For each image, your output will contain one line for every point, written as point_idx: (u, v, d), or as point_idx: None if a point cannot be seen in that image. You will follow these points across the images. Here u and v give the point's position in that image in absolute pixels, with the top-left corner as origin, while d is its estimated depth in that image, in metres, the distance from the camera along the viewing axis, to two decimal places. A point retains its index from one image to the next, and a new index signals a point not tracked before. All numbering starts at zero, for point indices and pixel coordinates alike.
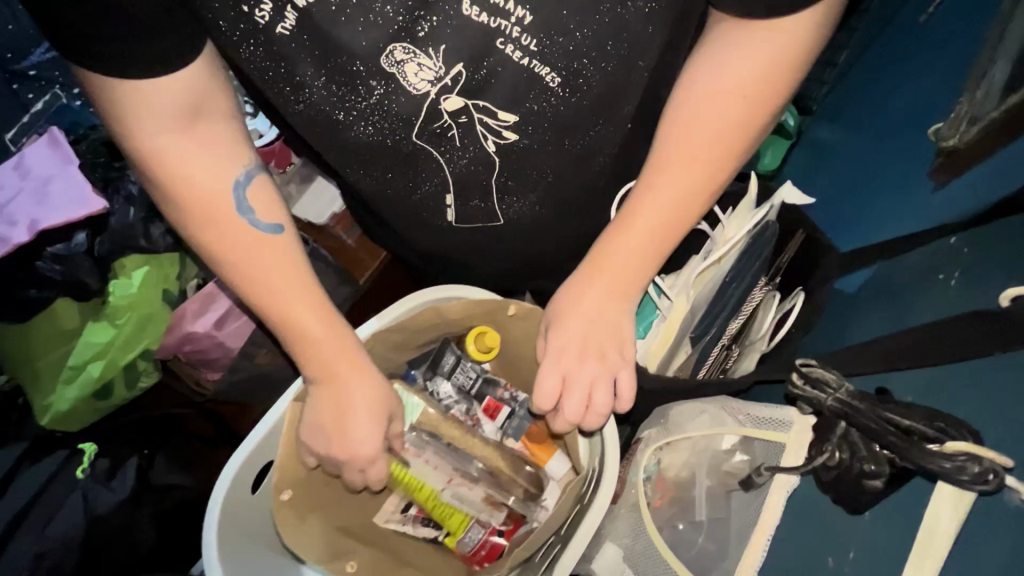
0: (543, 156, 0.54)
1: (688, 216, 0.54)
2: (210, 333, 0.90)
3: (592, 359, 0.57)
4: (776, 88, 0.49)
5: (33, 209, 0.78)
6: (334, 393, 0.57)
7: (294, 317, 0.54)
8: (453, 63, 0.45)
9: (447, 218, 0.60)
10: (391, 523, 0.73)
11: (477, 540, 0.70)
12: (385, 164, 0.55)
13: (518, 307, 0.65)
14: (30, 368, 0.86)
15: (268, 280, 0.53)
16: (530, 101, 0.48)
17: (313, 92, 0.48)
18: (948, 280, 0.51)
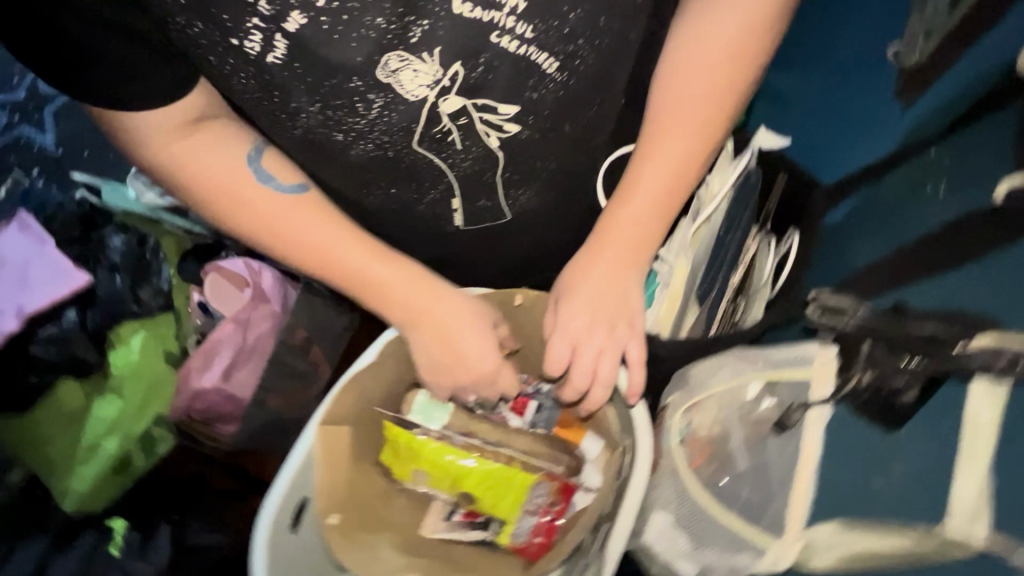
0: (545, 143, 0.56)
1: (688, 176, 0.55)
2: (219, 387, 0.89)
3: (603, 329, 0.58)
4: (753, 48, 0.51)
5: (16, 295, 0.80)
6: (419, 317, 0.59)
7: (362, 260, 0.57)
8: (450, 63, 0.45)
9: (454, 223, 0.64)
10: (438, 533, 0.72)
11: (530, 527, 0.71)
12: (389, 178, 0.57)
13: (526, 295, 0.68)
14: (42, 456, 0.85)
15: (322, 233, 0.55)
16: (529, 89, 0.49)
17: (308, 118, 0.50)
18: (936, 189, 0.53)
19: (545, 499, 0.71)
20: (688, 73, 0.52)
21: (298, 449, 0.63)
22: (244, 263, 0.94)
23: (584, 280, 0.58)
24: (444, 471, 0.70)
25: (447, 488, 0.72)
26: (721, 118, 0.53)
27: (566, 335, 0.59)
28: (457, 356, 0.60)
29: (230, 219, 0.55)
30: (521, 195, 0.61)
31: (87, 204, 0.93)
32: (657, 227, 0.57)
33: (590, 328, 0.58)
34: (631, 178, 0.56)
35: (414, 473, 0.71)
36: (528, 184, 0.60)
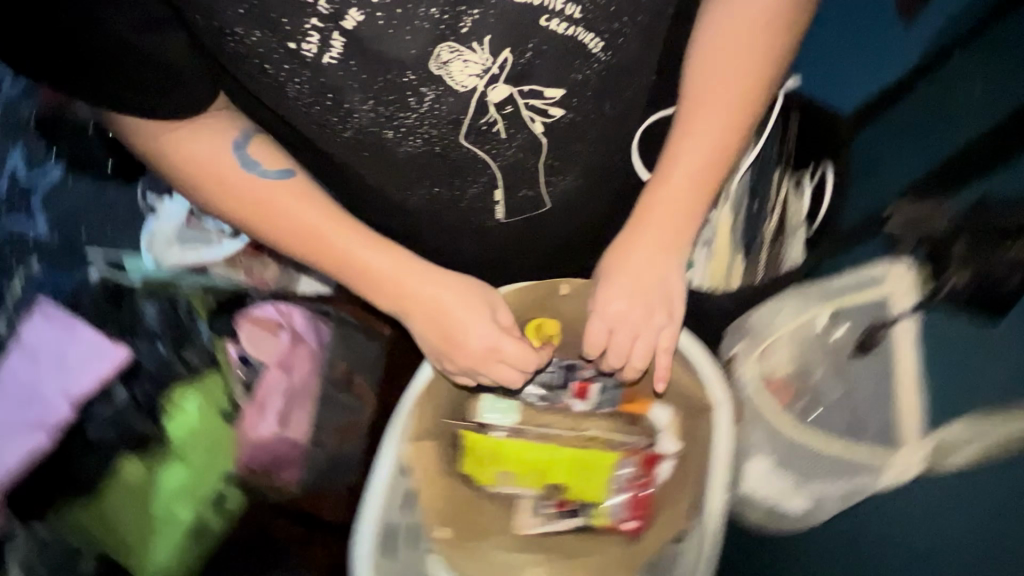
0: (589, 125, 0.63)
1: (721, 159, 0.60)
2: (279, 433, 0.90)
3: (639, 301, 0.63)
4: (768, 34, 0.56)
5: (63, 382, 0.83)
6: (408, 289, 0.66)
7: (347, 239, 0.64)
8: (500, 50, 0.51)
9: (497, 215, 0.73)
10: (534, 526, 0.72)
11: (623, 504, 0.71)
12: (432, 175, 0.65)
13: (570, 284, 0.72)
14: (115, 538, 0.84)
15: (310, 215, 0.63)
16: (575, 71, 0.55)
17: (360, 116, 0.56)
18: (972, 92, 0.70)
19: (632, 473, 0.72)
20: (713, 64, 0.57)
21: (381, 474, 0.67)
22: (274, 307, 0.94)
23: (628, 263, 0.63)
24: (525, 459, 0.71)
25: (532, 483, 0.72)
26: (749, 102, 0.58)
27: (610, 313, 0.64)
28: (454, 337, 0.66)
29: (222, 198, 0.63)
30: (560, 179, 0.70)
31: (109, 281, 0.93)
32: (693, 211, 0.61)
33: (635, 305, 0.63)
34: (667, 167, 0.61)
35: (499, 474, 0.72)
36: (566, 170, 0.69)
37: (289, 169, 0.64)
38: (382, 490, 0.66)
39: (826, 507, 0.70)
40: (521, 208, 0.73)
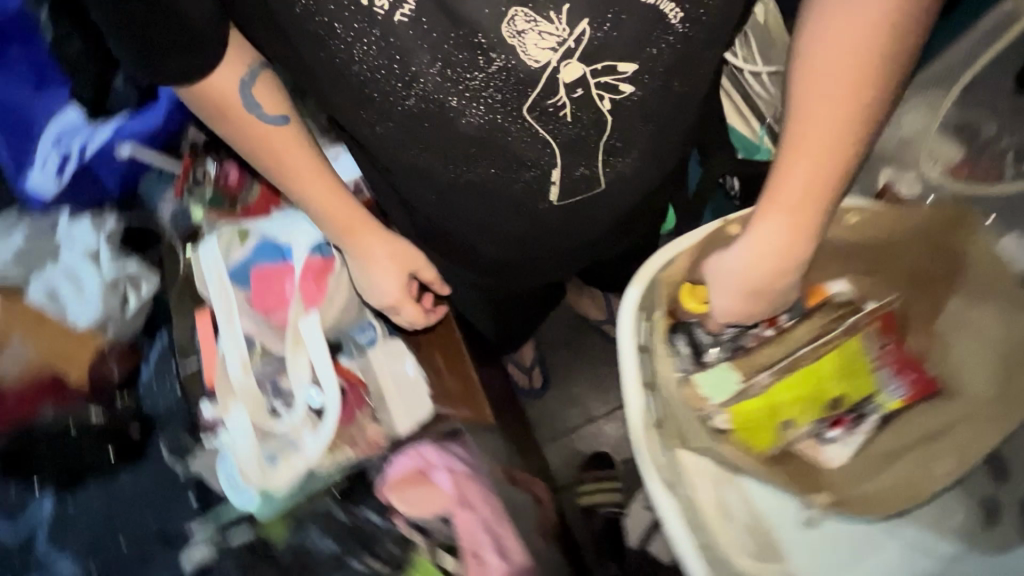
0: (652, 100, 0.71)
1: (828, 182, 0.61)
2: (506, 565, 0.83)
3: (757, 297, 0.67)
4: (873, 63, 0.56)
5: None
6: (352, 226, 0.82)
7: (306, 184, 0.78)
8: (577, 23, 0.60)
9: (550, 198, 0.79)
10: (840, 450, 0.79)
11: (898, 385, 0.80)
12: (488, 159, 0.73)
13: (739, 222, 0.70)
14: None
15: (289, 160, 0.76)
16: (649, 46, 0.64)
17: (427, 83, 0.65)
18: None
19: (877, 348, 0.79)
20: (817, 86, 0.58)
21: (666, 501, 0.68)
22: (408, 456, 0.90)
23: (749, 267, 0.65)
24: (780, 393, 0.73)
25: (810, 415, 0.77)
26: (852, 132, 0.59)
27: (727, 302, 0.69)
28: (367, 266, 0.85)
29: (223, 123, 0.73)
30: (616, 162, 0.77)
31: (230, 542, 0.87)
32: (802, 229, 0.64)
33: (755, 299, 0.68)
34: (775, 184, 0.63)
35: (782, 428, 0.76)
36: (627, 150, 0.76)
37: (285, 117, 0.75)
38: (688, 536, 0.67)
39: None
40: (575, 188, 0.78)
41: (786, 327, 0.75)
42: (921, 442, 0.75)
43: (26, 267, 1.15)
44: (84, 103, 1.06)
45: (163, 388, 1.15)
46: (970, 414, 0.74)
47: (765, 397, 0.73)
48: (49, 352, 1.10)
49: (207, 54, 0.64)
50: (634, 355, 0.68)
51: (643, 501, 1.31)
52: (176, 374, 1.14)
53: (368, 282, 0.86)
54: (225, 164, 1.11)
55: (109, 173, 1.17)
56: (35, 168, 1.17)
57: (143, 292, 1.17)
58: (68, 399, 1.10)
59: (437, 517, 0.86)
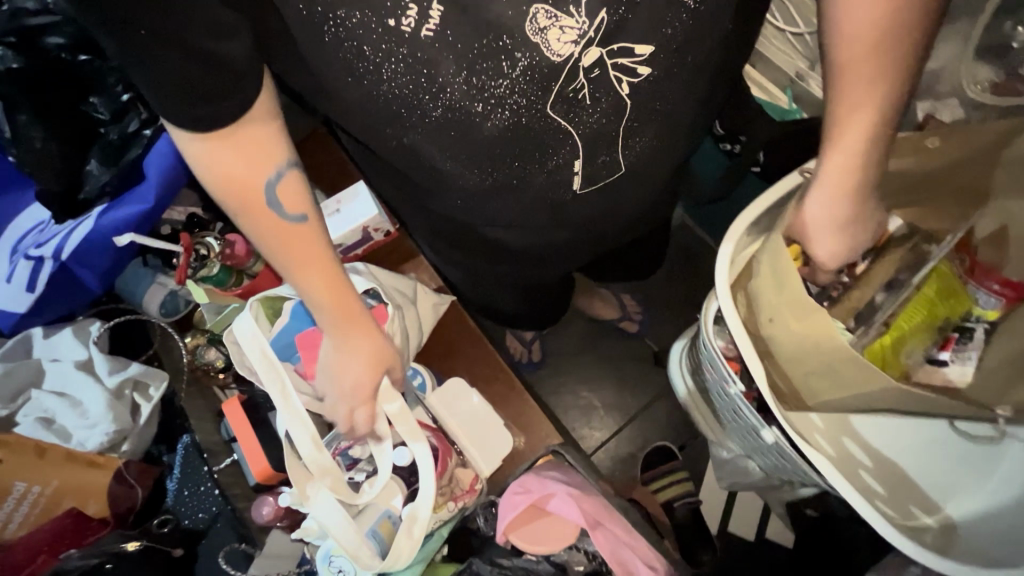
0: (672, 78, 0.59)
1: (881, 119, 0.56)
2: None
3: (848, 236, 0.63)
4: (902, 22, 0.50)
5: None
6: (345, 323, 0.67)
7: (313, 281, 0.63)
8: (597, 11, 0.50)
9: (574, 186, 0.67)
10: (964, 370, 0.71)
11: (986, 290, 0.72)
12: (511, 157, 0.62)
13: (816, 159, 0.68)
14: None
15: (302, 256, 0.62)
16: (667, 24, 0.53)
17: (451, 92, 0.55)
18: None
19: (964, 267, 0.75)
20: (846, 53, 0.52)
21: (817, 456, 0.71)
22: (522, 494, 0.80)
23: (824, 210, 0.61)
24: (898, 327, 0.68)
25: (925, 338, 0.70)
26: (896, 82, 0.54)
27: (825, 254, 0.64)
28: (339, 357, 0.69)
29: (235, 209, 0.59)
30: (635, 143, 0.65)
31: None
32: (868, 169, 0.58)
33: (851, 240, 0.63)
34: (830, 147, 0.58)
35: (905, 357, 0.70)
36: (644, 128, 0.63)
37: (307, 215, 0.61)
38: (848, 491, 0.68)
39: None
40: (598, 173, 0.67)
41: (865, 269, 0.71)
42: None
43: (12, 402, 1.02)
44: (54, 199, 0.94)
45: (200, 496, 1.03)
46: None
47: (886, 334, 0.68)
48: (61, 486, 0.96)
49: (232, 99, 0.50)
50: (740, 323, 0.71)
51: (716, 482, 1.36)
52: (210, 477, 1.03)
53: (334, 372, 0.71)
54: (228, 237, 1.03)
55: (88, 270, 0.99)
56: (4, 284, 1.00)
57: (153, 396, 1.03)
58: (89, 537, 0.95)
59: (568, 547, 0.80)
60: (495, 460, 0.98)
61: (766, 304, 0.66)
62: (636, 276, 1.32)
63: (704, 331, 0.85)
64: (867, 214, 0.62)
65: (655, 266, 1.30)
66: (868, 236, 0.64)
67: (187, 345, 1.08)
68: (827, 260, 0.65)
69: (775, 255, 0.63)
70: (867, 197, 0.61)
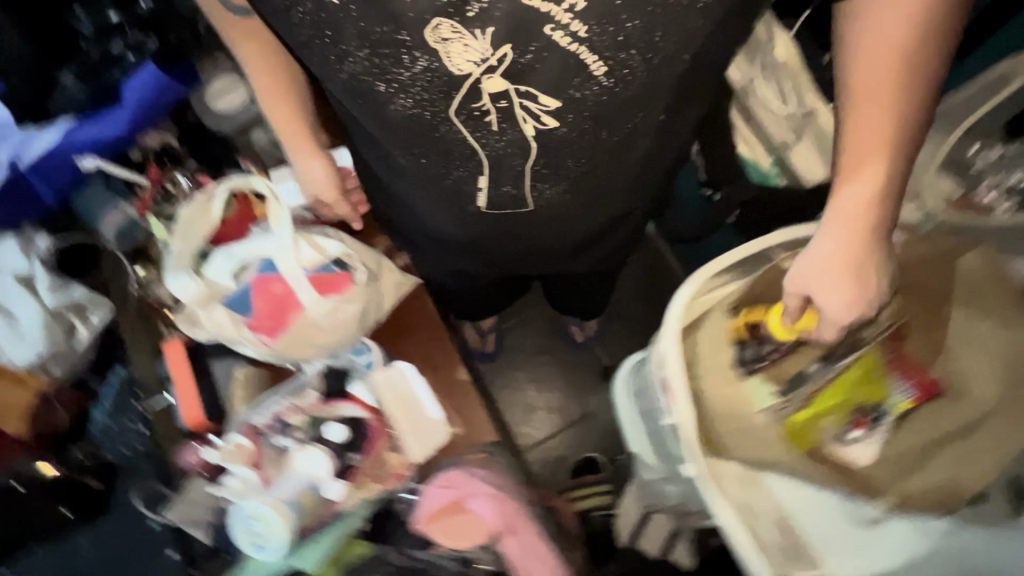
0: (578, 139, 0.74)
1: (892, 165, 0.59)
2: None
3: (861, 280, 0.63)
4: (906, 70, 0.55)
5: None
6: (293, 146, 0.86)
7: (254, 75, 0.80)
8: (500, 46, 0.62)
9: (479, 202, 0.82)
10: (867, 453, 0.74)
11: (905, 386, 0.75)
12: (420, 152, 0.77)
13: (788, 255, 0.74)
14: None
15: (246, 48, 0.78)
16: (572, 88, 0.67)
17: (352, 63, 0.67)
18: None
19: (895, 362, 0.76)
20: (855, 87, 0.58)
21: (729, 517, 0.71)
22: (440, 487, 0.84)
23: (831, 248, 0.62)
24: (806, 413, 0.75)
25: (838, 416, 0.75)
26: (900, 134, 0.58)
27: (840, 308, 0.64)
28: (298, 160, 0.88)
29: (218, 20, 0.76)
30: (539, 188, 0.80)
31: None
32: (873, 219, 0.61)
33: (864, 284, 0.63)
34: (849, 176, 0.60)
35: (818, 429, 0.76)
36: (551, 179, 0.79)
37: (249, 15, 0.74)
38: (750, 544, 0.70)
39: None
40: (507, 205, 0.83)
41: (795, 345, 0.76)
42: (953, 445, 0.72)
43: None
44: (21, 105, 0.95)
45: (125, 431, 1.03)
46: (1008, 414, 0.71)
47: (795, 416, 0.75)
48: None
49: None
50: (680, 368, 0.73)
51: (635, 499, 1.37)
52: (139, 412, 1.02)
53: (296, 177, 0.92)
54: (200, 177, 0.99)
55: (45, 183, 1.00)
56: None
57: (94, 323, 1.01)
58: (3, 454, 0.95)
59: (478, 545, 0.84)
60: (429, 447, 0.89)
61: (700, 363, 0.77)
62: (571, 310, 1.38)
63: (648, 364, 0.83)
64: (879, 257, 0.63)
65: (599, 304, 1.35)
66: (874, 289, 0.64)
67: (138, 277, 1.01)
68: (824, 321, 0.66)
69: (710, 326, 0.77)
70: (873, 251, 0.63)
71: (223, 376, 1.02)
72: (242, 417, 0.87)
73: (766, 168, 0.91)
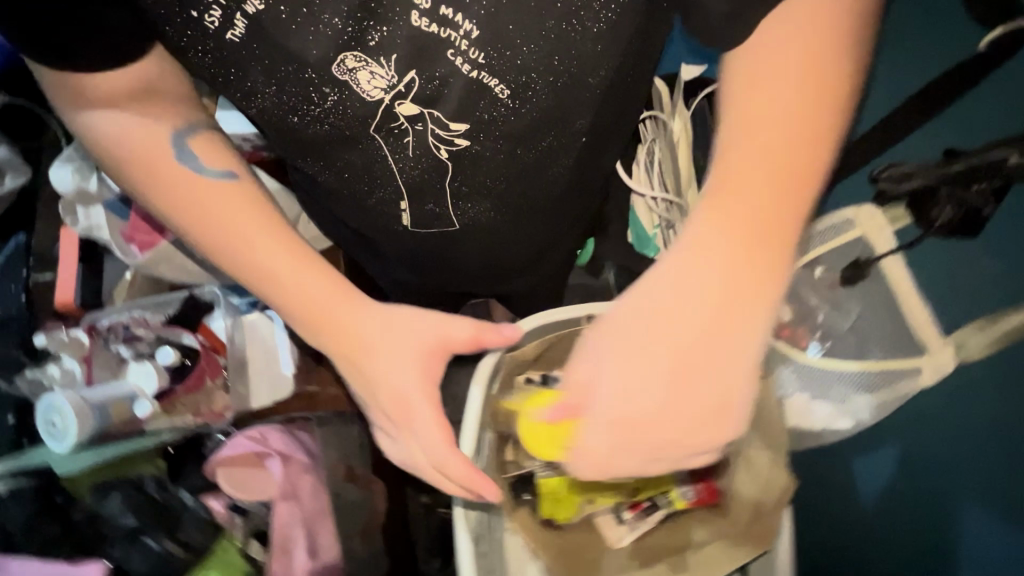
0: (496, 162, 0.61)
1: (766, 231, 0.42)
2: (312, 565, 0.84)
3: (684, 380, 0.41)
4: (806, 108, 0.41)
5: None
6: (343, 345, 0.54)
7: (262, 241, 0.54)
8: (405, 72, 0.50)
9: (404, 223, 0.68)
10: (624, 537, 0.73)
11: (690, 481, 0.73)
12: (341, 165, 0.62)
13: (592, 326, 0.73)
14: None
15: (240, 219, 0.54)
16: (479, 109, 0.55)
17: (265, 98, 0.54)
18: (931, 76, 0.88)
19: None
20: (745, 109, 0.43)
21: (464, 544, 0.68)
22: (246, 439, 0.86)
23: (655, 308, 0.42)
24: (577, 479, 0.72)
25: (610, 496, 0.74)
26: (787, 190, 0.42)
27: (635, 408, 0.41)
28: (376, 376, 0.54)
29: (149, 189, 0.54)
30: (466, 208, 0.67)
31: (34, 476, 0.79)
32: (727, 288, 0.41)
33: (683, 388, 0.41)
34: (709, 216, 0.42)
35: (583, 501, 0.74)
36: (473, 196, 0.65)
37: (235, 172, 0.56)
38: None
39: (868, 416, 0.76)
40: (428, 223, 0.68)
41: None
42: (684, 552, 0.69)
43: None
44: None
45: None
46: (737, 542, 0.66)
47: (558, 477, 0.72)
48: None
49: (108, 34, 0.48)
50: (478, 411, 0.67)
51: None
52: (22, 281, 1.05)
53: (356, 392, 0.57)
54: None
55: None
56: None
57: (6, 184, 1.08)
58: None
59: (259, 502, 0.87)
60: (274, 397, 0.93)
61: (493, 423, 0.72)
62: None
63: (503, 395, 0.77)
64: (724, 365, 0.41)
65: None
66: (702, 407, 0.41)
67: None
68: (597, 426, 0.42)
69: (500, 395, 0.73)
70: (727, 349, 0.41)
71: (114, 275, 1.08)
72: (93, 316, 0.90)
73: (648, 232, 0.89)
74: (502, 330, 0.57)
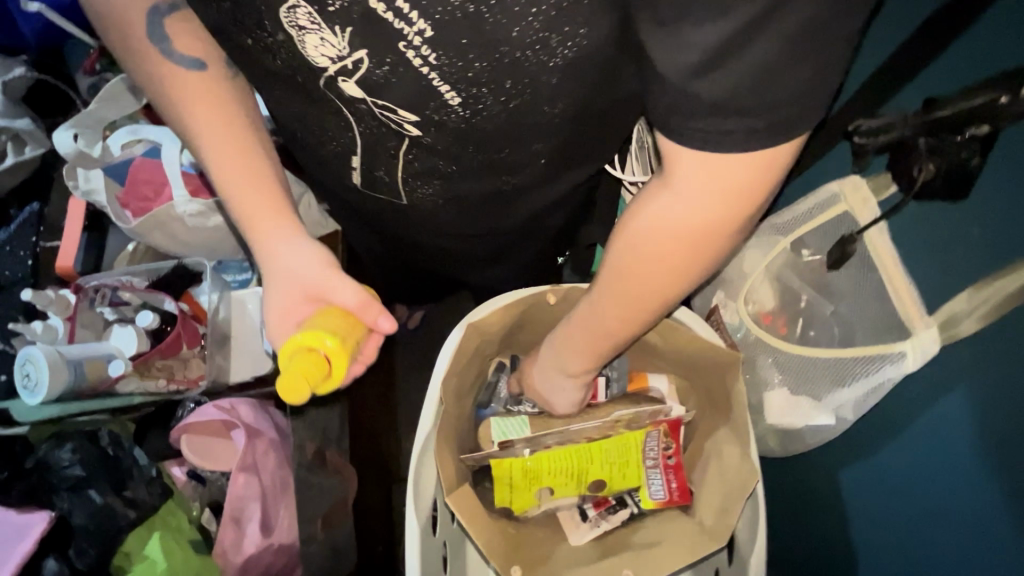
0: (449, 156, 0.54)
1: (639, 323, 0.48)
2: (263, 544, 0.82)
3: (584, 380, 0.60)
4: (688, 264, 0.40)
5: None
6: (263, 254, 0.57)
7: (213, 151, 0.54)
8: (355, 50, 0.43)
9: (353, 177, 0.62)
10: (586, 534, 0.70)
11: (663, 485, 0.70)
12: (299, 103, 0.54)
13: (557, 293, 0.70)
14: None
15: (192, 104, 0.53)
16: (429, 109, 0.47)
17: (218, 13, 0.47)
18: None
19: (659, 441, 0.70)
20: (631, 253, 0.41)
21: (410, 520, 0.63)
22: (215, 407, 0.85)
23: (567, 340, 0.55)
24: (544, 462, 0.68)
25: (572, 491, 0.70)
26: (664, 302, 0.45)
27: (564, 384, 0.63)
28: (276, 290, 0.57)
29: (130, 56, 0.54)
30: (417, 187, 0.61)
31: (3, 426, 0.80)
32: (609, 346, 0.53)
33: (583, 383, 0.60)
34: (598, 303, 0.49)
35: (545, 493, 0.70)
36: (428, 178, 0.59)
37: (206, 62, 0.53)
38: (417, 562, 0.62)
39: (851, 415, 0.66)
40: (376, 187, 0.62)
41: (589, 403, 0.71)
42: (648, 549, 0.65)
43: None
44: None
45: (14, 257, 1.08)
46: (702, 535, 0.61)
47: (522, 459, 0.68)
48: None
49: None
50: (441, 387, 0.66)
51: None
52: (31, 246, 1.08)
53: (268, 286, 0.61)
54: None
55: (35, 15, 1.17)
56: None
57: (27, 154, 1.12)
58: None
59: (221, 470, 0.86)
60: (252, 371, 0.93)
61: (457, 398, 0.69)
62: None
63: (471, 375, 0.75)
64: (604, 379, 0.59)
65: None
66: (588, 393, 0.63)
67: None
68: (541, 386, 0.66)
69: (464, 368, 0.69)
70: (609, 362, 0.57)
71: (116, 244, 1.10)
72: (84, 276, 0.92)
73: None
74: (380, 319, 0.56)
